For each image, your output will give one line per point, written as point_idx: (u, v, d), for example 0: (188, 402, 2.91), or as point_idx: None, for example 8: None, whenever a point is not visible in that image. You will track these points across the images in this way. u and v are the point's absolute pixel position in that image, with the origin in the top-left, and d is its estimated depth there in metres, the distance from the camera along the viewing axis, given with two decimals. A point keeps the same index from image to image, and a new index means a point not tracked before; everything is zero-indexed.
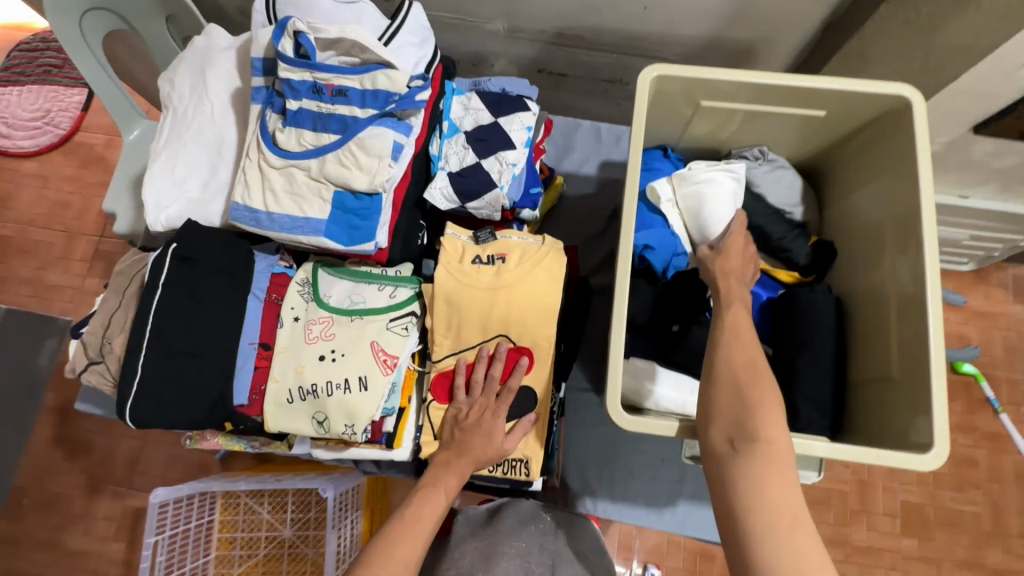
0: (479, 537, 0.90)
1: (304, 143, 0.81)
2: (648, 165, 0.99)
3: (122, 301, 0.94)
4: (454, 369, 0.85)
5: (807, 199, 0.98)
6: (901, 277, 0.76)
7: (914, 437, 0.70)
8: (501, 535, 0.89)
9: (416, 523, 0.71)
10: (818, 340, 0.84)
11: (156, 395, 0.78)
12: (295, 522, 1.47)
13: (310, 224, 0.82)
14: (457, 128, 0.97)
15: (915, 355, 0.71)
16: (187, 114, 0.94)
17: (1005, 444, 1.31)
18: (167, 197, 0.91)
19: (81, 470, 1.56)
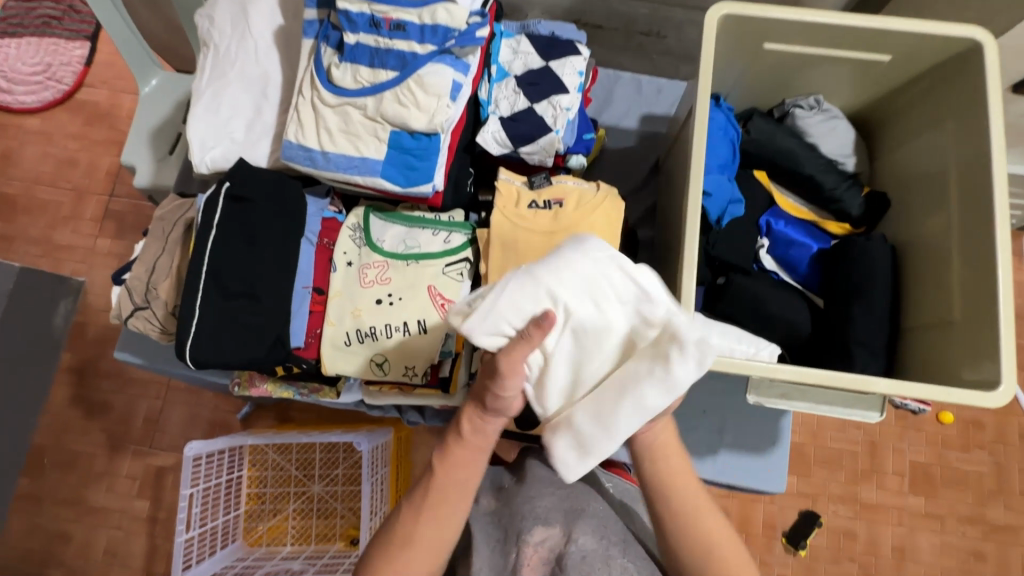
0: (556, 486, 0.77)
1: (360, 80, 0.79)
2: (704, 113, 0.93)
3: (165, 247, 0.93)
4: None
5: (858, 150, 0.98)
6: (967, 227, 0.78)
7: (970, 376, 0.73)
8: (586, 489, 0.78)
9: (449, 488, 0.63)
10: (873, 286, 0.85)
11: (214, 335, 0.77)
12: (323, 478, 1.48)
13: (366, 165, 0.80)
14: (506, 72, 0.94)
15: (981, 300, 0.73)
16: (229, 51, 0.90)
17: (1010, 406, 1.34)
18: (211, 138, 0.88)
19: (102, 429, 1.56)
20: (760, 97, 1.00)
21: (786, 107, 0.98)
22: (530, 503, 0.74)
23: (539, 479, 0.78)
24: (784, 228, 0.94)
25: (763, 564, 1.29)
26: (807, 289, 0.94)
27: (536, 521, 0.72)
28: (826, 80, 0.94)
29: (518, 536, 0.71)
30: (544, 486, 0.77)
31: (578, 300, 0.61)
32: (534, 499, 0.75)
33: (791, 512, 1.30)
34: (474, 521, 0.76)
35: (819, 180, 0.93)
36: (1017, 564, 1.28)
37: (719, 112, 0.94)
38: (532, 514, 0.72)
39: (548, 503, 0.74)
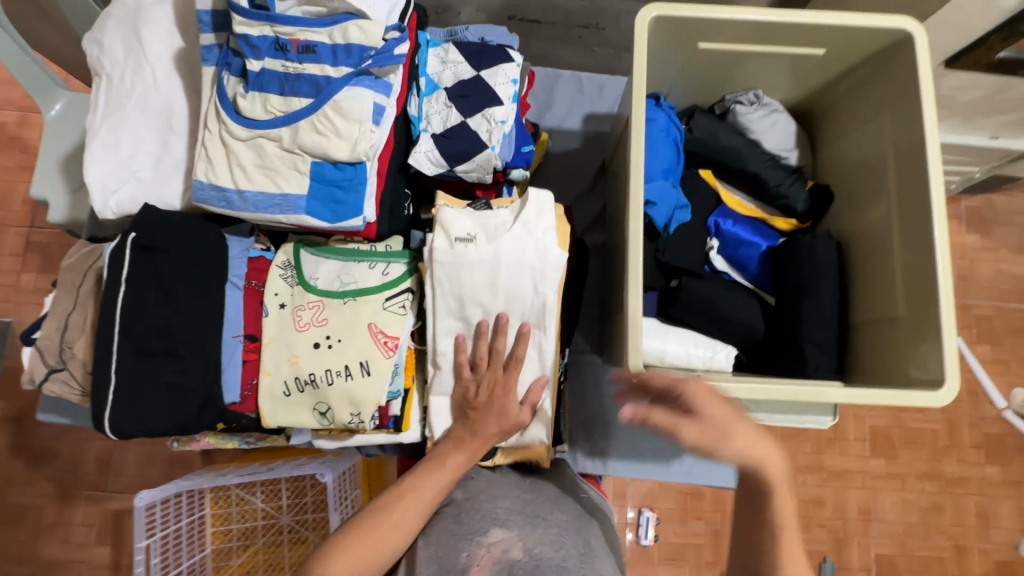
0: (523, 495, 0.81)
1: (271, 109, 0.72)
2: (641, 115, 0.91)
3: (77, 300, 0.85)
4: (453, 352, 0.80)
5: (800, 142, 0.97)
6: (906, 222, 0.77)
7: (916, 373, 0.74)
8: (552, 500, 0.82)
9: (424, 489, 0.76)
10: (822, 287, 0.85)
11: (136, 401, 0.71)
12: (291, 508, 1.40)
13: (288, 201, 0.74)
14: (437, 85, 0.88)
15: (924, 296, 0.74)
16: (125, 82, 0.82)
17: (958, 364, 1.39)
18: (115, 179, 0.80)
19: (48, 479, 1.45)
20: (700, 94, 0.98)
21: (727, 104, 0.96)
22: (492, 503, 0.79)
23: (506, 485, 0.83)
24: (732, 227, 0.92)
25: None
26: (758, 288, 0.93)
27: (494, 523, 0.75)
28: (763, 75, 0.93)
29: (473, 536, 0.74)
30: (510, 490, 0.82)
31: (500, 279, 0.77)
32: (495, 501, 0.79)
33: None
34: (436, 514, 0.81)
35: (764, 178, 0.92)
36: (972, 512, 1.34)
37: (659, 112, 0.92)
38: (491, 515, 0.77)
39: (508, 507, 0.78)
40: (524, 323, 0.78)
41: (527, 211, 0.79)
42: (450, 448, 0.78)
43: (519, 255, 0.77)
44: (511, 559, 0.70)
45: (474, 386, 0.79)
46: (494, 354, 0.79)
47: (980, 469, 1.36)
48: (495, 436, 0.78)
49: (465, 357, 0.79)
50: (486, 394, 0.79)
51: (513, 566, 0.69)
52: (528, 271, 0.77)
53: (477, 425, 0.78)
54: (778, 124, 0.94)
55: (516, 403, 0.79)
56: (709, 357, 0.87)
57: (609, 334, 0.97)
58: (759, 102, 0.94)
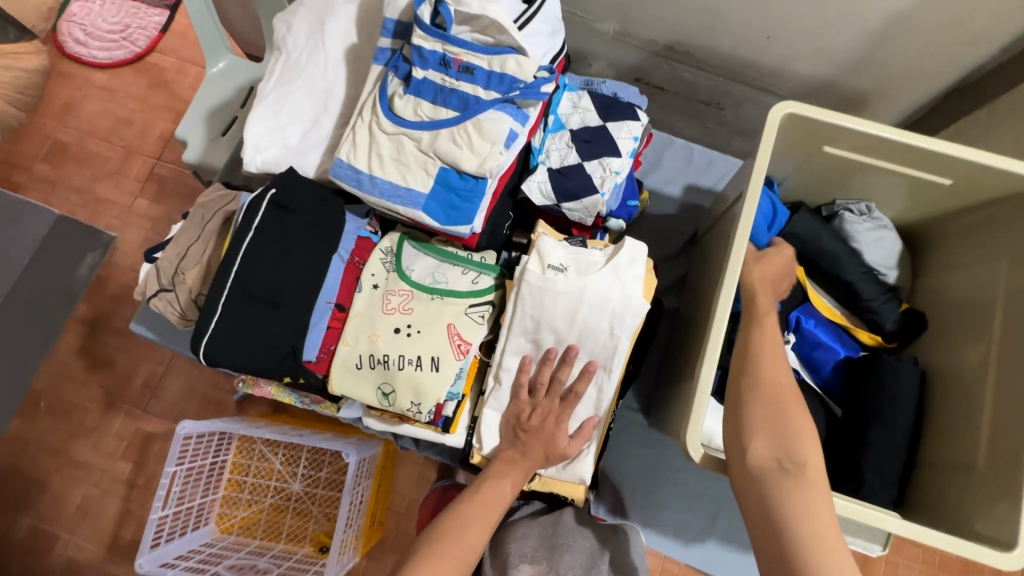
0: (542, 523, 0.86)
1: (420, 113, 0.80)
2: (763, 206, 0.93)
3: (201, 235, 0.94)
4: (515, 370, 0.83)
5: (903, 264, 0.96)
6: (1006, 372, 0.75)
7: (983, 529, 0.70)
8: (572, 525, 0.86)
9: (488, 506, 0.75)
10: (897, 414, 0.83)
11: (231, 335, 0.77)
12: (305, 478, 1.47)
13: (410, 196, 0.81)
14: (563, 124, 0.95)
15: (1010, 455, 0.70)
16: (300, 61, 0.93)
17: None
18: (267, 140, 0.90)
19: (100, 385, 1.57)
20: (810, 193, 1.00)
21: (836, 209, 0.98)
22: (518, 541, 0.83)
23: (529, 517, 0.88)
24: (813, 327, 0.92)
25: None
26: (827, 394, 0.92)
27: (523, 561, 0.81)
28: (879, 189, 0.93)
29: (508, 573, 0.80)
30: (531, 527, 0.85)
31: (579, 314, 0.80)
32: (520, 538, 0.84)
33: None
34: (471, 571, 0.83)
35: (857, 288, 0.92)
36: None
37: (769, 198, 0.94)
38: (519, 554, 0.82)
39: (532, 542, 0.83)
40: (592, 359, 0.81)
41: (618, 256, 0.82)
42: (506, 468, 0.79)
43: (604, 295, 0.80)
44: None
45: (529, 409, 0.81)
46: (556, 383, 0.81)
47: None
48: (539, 462, 0.80)
49: (527, 378, 0.82)
50: (539, 419, 0.80)
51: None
52: (608, 313, 0.80)
53: (527, 445, 0.80)
54: (884, 240, 0.94)
55: (565, 436, 0.80)
56: None
57: (664, 399, 0.98)
58: (867, 215, 0.95)
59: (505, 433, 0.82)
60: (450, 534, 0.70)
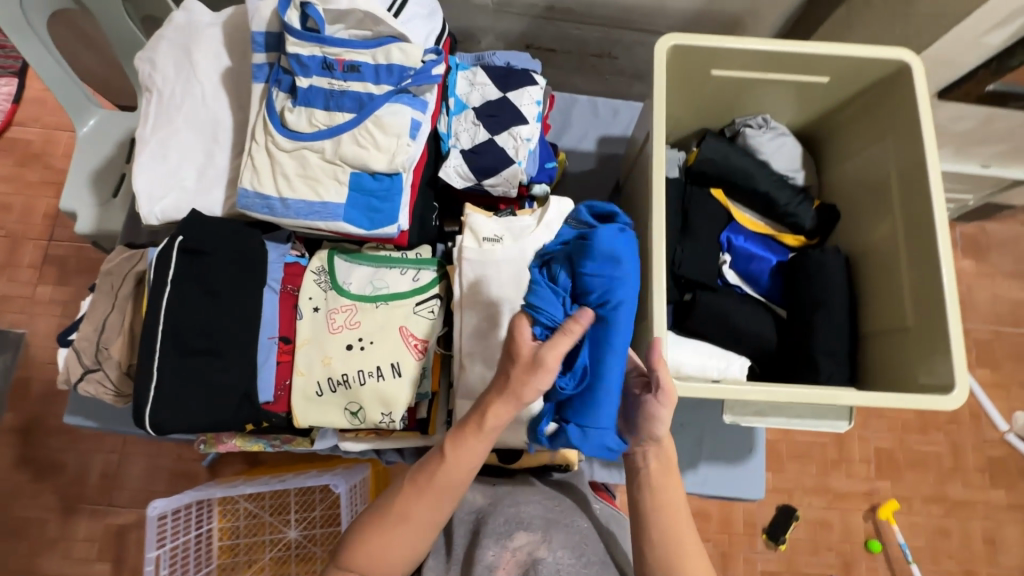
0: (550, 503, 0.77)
1: (316, 123, 0.77)
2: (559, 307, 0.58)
3: (116, 303, 0.88)
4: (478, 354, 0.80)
5: (806, 165, 1.02)
6: (913, 239, 0.82)
7: (925, 380, 0.78)
8: (573, 510, 0.78)
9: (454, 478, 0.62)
10: (832, 300, 0.89)
11: (176, 396, 0.73)
12: (300, 522, 1.39)
13: (328, 209, 0.78)
14: (465, 104, 0.93)
15: (933, 312, 0.77)
16: (174, 97, 0.87)
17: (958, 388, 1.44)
18: (161, 187, 0.84)
19: (52, 491, 1.45)
20: (711, 120, 1.04)
21: (737, 127, 1.01)
22: (520, 508, 0.74)
23: (533, 494, 0.79)
24: (744, 243, 0.96)
25: (747, 560, 1.35)
26: (770, 301, 0.97)
27: (517, 526, 0.71)
28: (771, 101, 0.99)
29: (497, 537, 0.69)
30: (535, 500, 0.77)
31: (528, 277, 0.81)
32: (520, 506, 0.75)
33: (770, 508, 1.37)
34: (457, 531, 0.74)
35: (773, 196, 0.97)
36: (979, 536, 1.38)
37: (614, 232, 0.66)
38: (515, 516, 0.72)
39: (530, 511, 0.73)
40: None
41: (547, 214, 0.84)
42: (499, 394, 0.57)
43: None
44: (535, 560, 0.65)
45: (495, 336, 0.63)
46: None
47: (985, 493, 1.39)
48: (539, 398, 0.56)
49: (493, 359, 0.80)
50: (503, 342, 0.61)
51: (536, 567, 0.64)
52: None
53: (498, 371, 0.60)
54: (787, 145, 1.00)
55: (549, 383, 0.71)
56: (723, 368, 0.91)
57: None
58: (769, 127, 1.00)
59: None
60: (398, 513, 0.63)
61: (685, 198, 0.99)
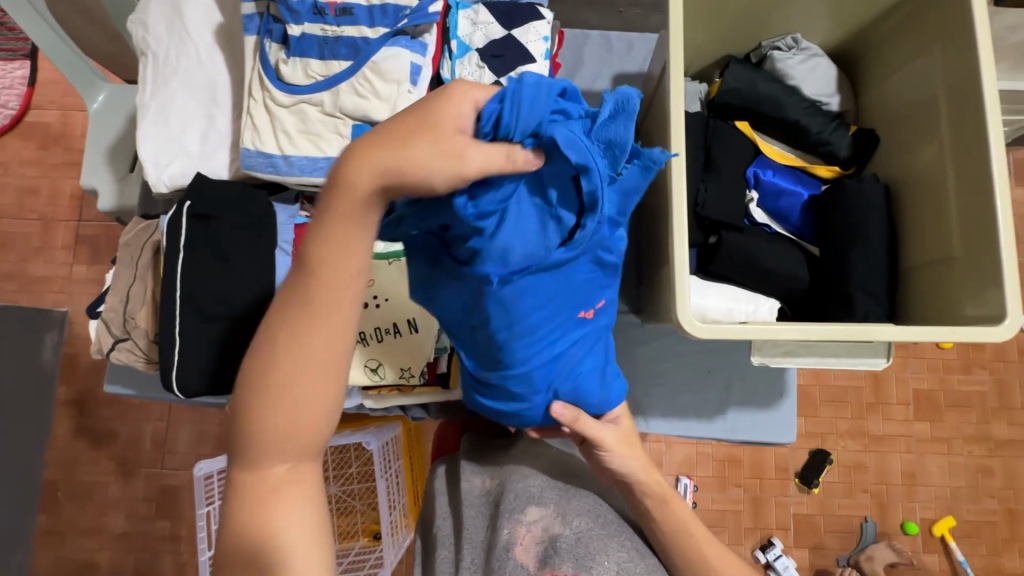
0: (551, 468, 0.78)
1: (312, 74, 0.74)
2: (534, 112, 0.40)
3: (137, 273, 0.89)
4: None
5: (842, 87, 0.93)
6: (962, 159, 0.74)
7: (972, 311, 0.72)
8: (577, 471, 0.80)
9: (328, 307, 0.43)
10: (869, 232, 0.83)
11: (199, 361, 0.75)
12: (338, 478, 1.39)
13: (332, 164, 0.75)
14: (468, 46, 0.88)
15: (983, 238, 0.71)
16: (169, 59, 0.84)
17: None
18: (166, 153, 0.83)
19: (110, 456, 1.54)
20: (735, 44, 0.96)
21: (763, 51, 0.93)
22: (524, 482, 0.73)
23: (532, 461, 0.79)
24: (772, 177, 0.91)
25: (779, 504, 1.35)
26: (800, 239, 0.92)
27: (531, 499, 0.71)
28: (801, 17, 0.90)
29: (511, 515, 0.69)
30: (539, 467, 0.77)
31: None
32: (526, 477, 0.75)
33: (802, 453, 1.35)
34: (469, 505, 0.75)
35: (803, 124, 0.90)
36: None
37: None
38: (527, 489, 0.72)
39: (541, 482, 0.74)
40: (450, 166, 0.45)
41: None
42: (357, 223, 0.41)
43: None
44: (553, 538, 0.67)
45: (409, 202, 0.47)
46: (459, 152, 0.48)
47: None
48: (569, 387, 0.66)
49: None
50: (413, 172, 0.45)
51: (557, 541, 0.67)
52: None
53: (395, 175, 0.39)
54: (821, 66, 0.92)
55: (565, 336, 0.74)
56: (751, 311, 0.87)
57: (649, 293, 0.98)
58: (800, 48, 0.91)
59: None
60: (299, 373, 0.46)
61: (708, 134, 0.93)
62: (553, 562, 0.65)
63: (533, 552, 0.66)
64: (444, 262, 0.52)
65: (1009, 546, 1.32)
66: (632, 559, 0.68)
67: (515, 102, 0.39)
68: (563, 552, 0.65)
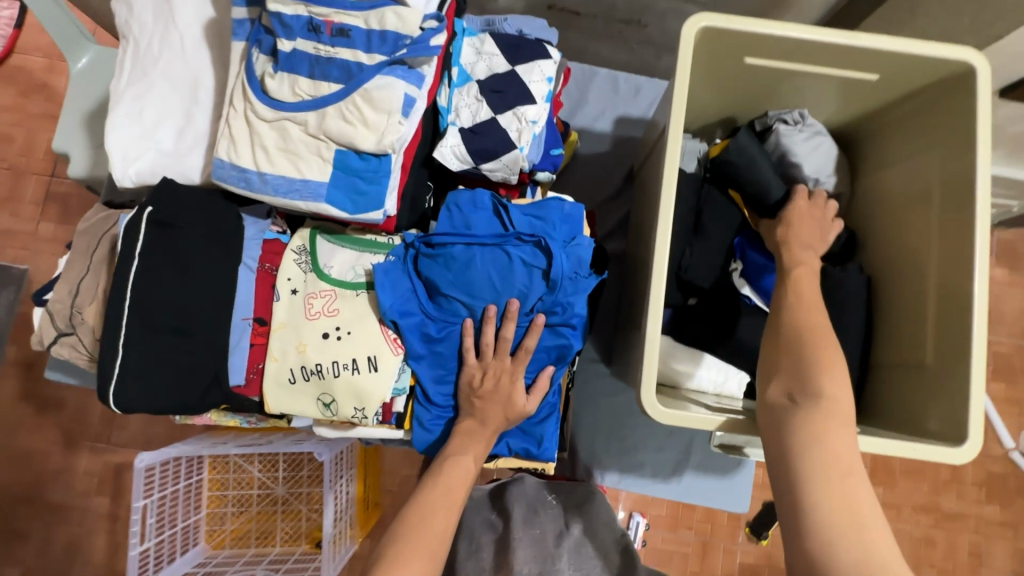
0: (492, 530, 0.86)
1: (299, 92, 0.70)
2: (551, 223, 0.80)
3: (91, 265, 0.84)
4: (460, 333, 0.78)
5: (840, 168, 0.92)
6: (946, 269, 0.73)
7: (936, 426, 0.72)
8: (521, 515, 0.87)
9: (453, 489, 0.71)
10: (845, 323, 0.82)
11: (141, 377, 0.71)
12: (287, 480, 1.39)
13: (309, 188, 0.72)
14: (469, 76, 0.85)
15: (955, 352, 0.70)
16: (152, 48, 0.80)
17: None
18: (136, 148, 0.78)
19: (54, 426, 1.47)
20: (741, 109, 0.94)
21: (769, 121, 0.91)
22: (472, 560, 0.82)
23: (475, 529, 0.86)
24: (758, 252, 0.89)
25: (727, 551, 1.35)
26: None
27: (481, 572, 0.80)
28: (812, 96, 0.88)
29: None
30: (481, 538, 0.85)
31: None
32: (473, 553, 0.83)
33: (755, 504, 1.35)
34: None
35: None
36: (966, 548, 1.35)
37: (563, 258, 0.77)
38: (475, 566, 0.81)
39: (486, 553, 0.83)
40: None
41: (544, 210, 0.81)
42: (467, 441, 0.75)
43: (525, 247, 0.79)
44: None
45: (480, 373, 0.77)
46: (502, 342, 0.76)
47: (979, 508, 1.36)
48: (501, 424, 0.76)
49: (471, 342, 0.77)
50: (492, 382, 0.76)
51: None
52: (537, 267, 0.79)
53: (483, 413, 0.76)
54: (819, 142, 0.89)
55: (522, 395, 0.77)
56: (720, 382, 0.88)
57: (622, 347, 0.96)
58: (803, 122, 0.89)
59: (462, 403, 0.78)
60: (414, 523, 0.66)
61: (700, 200, 0.91)
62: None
63: None
64: (462, 253, 0.76)
65: None
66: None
67: (552, 221, 0.80)
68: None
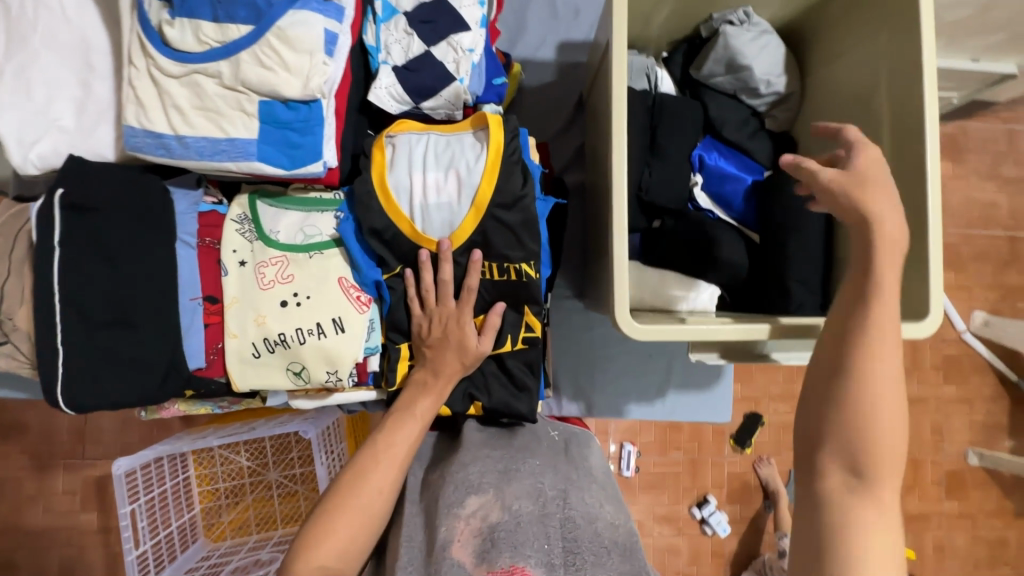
0: (495, 449, 0.74)
1: (204, 40, 0.64)
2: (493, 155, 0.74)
3: (13, 267, 0.76)
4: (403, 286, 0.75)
5: (789, 67, 0.91)
6: (900, 150, 0.74)
7: (900, 308, 0.74)
8: (524, 448, 0.75)
9: (396, 445, 0.69)
10: (806, 221, 0.83)
11: (90, 375, 0.66)
12: (278, 465, 1.34)
13: (236, 147, 0.66)
14: (394, 9, 0.78)
15: (916, 231, 0.71)
16: (24, 10, 0.70)
17: None
18: (32, 128, 0.70)
19: (19, 451, 1.40)
20: (691, 9, 0.91)
21: (716, 25, 0.89)
22: (466, 471, 0.68)
23: (474, 446, 0.74)
24: (717, 161, 0.90)
25: (715, 465, 1.41)
26: (743, 225, 0.91)
27: (469, 490, 0.65)
28: None
29: (448, 510, 0.63)
30: (480, 451, 0.72)
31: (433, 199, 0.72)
32: (467, 467, 0.69)
33: (737, 417, 1.40)
34: (421, 498, 0.71)
35: (723, 120, 0.90)
36: (929, 428, 1.46)
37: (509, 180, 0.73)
38: (465, 480, 0.66)
39: (480, 471, 0.68)
40: None
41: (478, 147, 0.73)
42: (416, 394, 0.73)
43: (447, 173, 0.72)
44: (490, 528, 0.60)
45: (428, 323, 0.74)
46: (443, 286, 0.73)
47: (937, 389, 1.45)
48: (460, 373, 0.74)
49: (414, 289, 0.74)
50: (440, 330, 0.73)
51: (494, 532, 0.59)
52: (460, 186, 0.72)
53: (437, 363, 0.73)
54: (766, 43, 0.88)
55: (474, 339, 0.73)
56: (692, 299, 0.88)
57: (593, 278, 0.95)
58: (750, 23, 0.88)
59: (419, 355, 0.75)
60: (349, 489, 0.66)
61: (655, 116, 0.89)
62: (491, 557, 0.57)
63: (473, 544, 0.59)
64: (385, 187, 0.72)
65: (912, 491, 1.46)
66: (573, 531, 0.61)
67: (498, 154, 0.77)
68: (500, 544, 0.58)
